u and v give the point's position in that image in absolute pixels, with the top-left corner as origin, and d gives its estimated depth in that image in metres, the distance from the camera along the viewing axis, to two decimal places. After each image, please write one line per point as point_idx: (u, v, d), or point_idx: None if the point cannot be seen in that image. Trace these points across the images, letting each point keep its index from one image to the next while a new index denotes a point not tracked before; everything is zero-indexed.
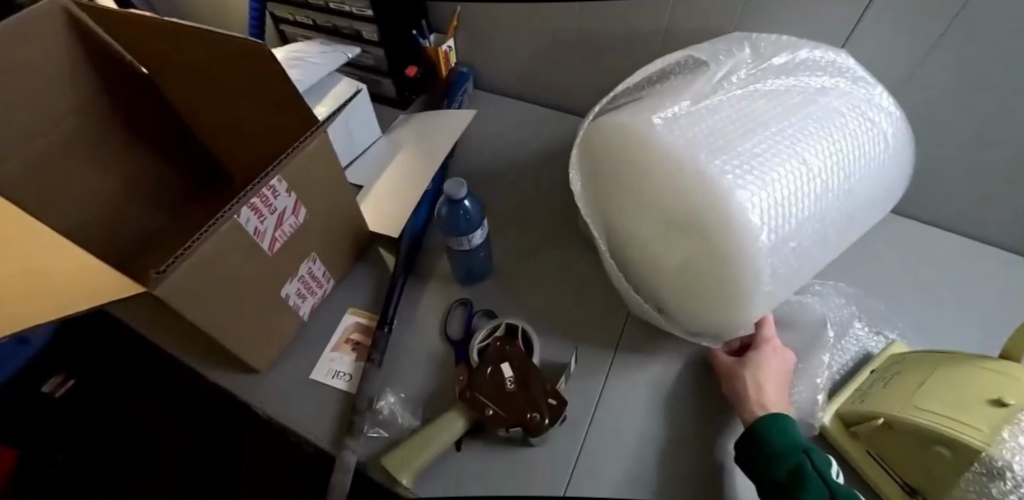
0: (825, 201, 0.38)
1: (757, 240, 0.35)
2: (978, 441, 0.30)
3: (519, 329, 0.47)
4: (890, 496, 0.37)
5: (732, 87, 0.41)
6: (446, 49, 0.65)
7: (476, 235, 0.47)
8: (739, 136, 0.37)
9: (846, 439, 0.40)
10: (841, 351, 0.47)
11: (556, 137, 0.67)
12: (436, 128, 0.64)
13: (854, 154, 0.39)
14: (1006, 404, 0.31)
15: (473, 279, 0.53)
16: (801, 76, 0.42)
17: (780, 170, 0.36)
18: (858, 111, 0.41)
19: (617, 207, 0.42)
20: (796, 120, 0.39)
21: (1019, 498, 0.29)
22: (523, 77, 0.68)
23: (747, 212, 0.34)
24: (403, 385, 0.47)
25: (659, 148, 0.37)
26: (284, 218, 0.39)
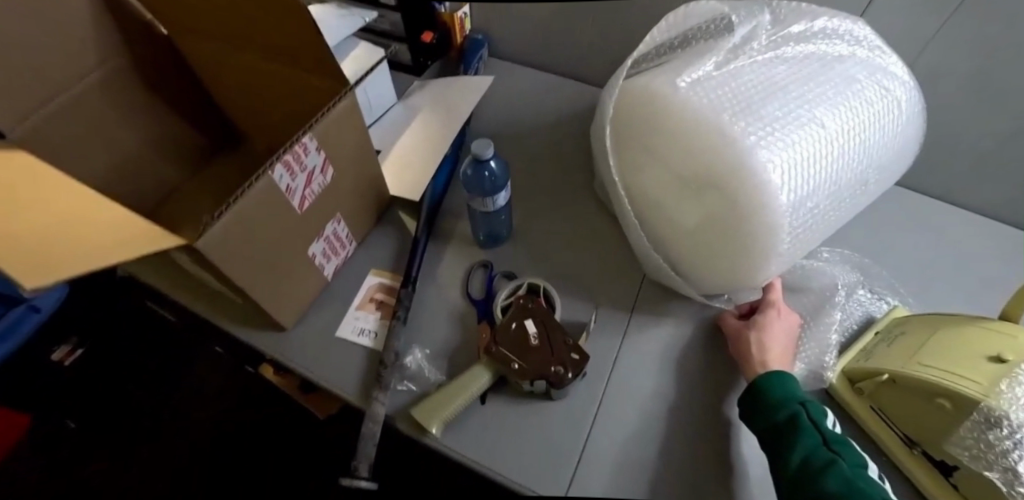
0: (843, 163, 0.41)
1: (778, 198, 0.38)
2: (979, 394, 0.35)
3: (541, 288, 0.51)
4: (891, 447, 0.43)
5: (755, 52, 0.43)
6: (462, 16, 0.70)
7: (500, 196, 0.48)
8: (761, 100, 0.40)
9: (852, 396, 0.46)
10: (847, 313, 0.51)
11: (570, 105, 0.70)
12: (454, 95, 0.67)
13: (871, 119, 0.42)
14: (1005, 361, 0.37)
15: (492, 242, 0.57)
16: (819, 44, 0.43)
17: (799, 132, 0.39)
18: (874, 78, 0.43)
19: (643, 168, 0.45)
20: (817, 86, 0.41)
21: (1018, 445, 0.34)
22: (538, 45, 0.72)
23: (769, 172, 0.37)
24: (427, 343, 0.50)
25: (686, 112, 0.40)
26: (312, 176, 0.45)
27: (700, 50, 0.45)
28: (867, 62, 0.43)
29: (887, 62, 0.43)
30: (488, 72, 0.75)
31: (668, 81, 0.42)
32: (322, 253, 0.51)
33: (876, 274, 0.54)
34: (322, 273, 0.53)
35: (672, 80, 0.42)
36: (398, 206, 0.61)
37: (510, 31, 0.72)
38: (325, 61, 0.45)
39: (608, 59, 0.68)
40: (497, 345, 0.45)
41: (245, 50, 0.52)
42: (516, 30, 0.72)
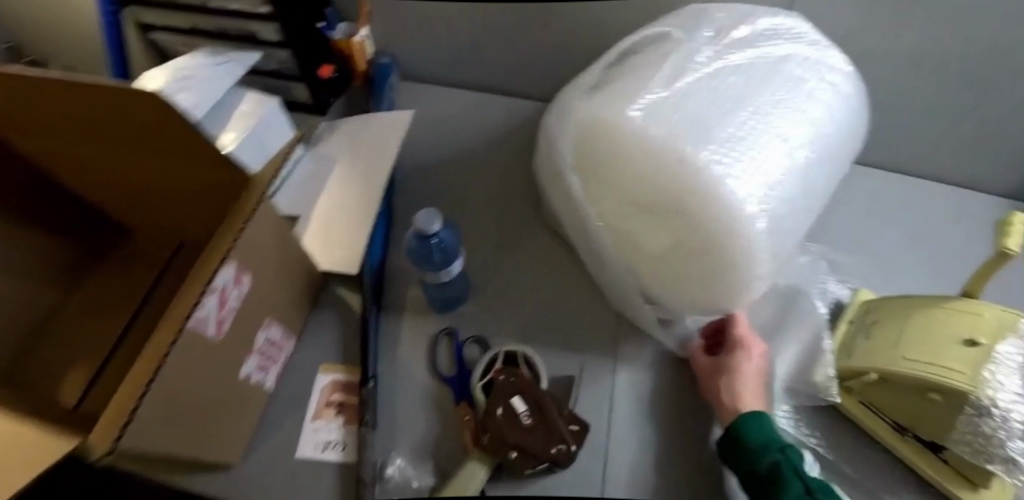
0: (806, 170, 0.40)
1: (753, 221, 0.36)
2: (966, 385, 0.32)
3: (520, 355, 0.45)
4: (882, 438, 0.41)
5: (698, 66, 0.40)
6: (360, 41, 0.60)
7: (455, 266, 0.43)
8: (719, 120, 0.37)
9: (838, 394, 0.42)
10: (815, 304, 0.49)
11: (502, 126, 0.64)
12: (372, 137, 0.59)
13: (821, 120, 0.40)
14: (978, 343, 0.34)
15: (450, 306, 0.51)
16: (762, 47, 0.42)
17: (762, 149, 0.37)
18: (818, 76, 0.41)
19: (605, 203, 0.40)
20: (765, 95, 0.39)
21: (1009, 427, 0.32)
22: (455, 64, 0.65)
23: (741, 198, 0.35)
24: (406, 443, 0.44)
25: (643, 142, 0.36)
26: (226, 295, 0.36)
27: (642, 69, 0.41)
28: (809, 59, 0.42)
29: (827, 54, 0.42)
30: (403, 99, 0.67)
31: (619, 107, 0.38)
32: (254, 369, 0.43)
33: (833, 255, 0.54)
34: (261, 389, 0.45)
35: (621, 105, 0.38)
36: (336, 282, 0.54)
37: (421, 51, 0.64)
38: (214, 148, 0.37)
39: (534, 72, 0.63)
40: (491, 434, 0.39)
41: (99, 138, 0.41)
42: (427, 49, 0.64)
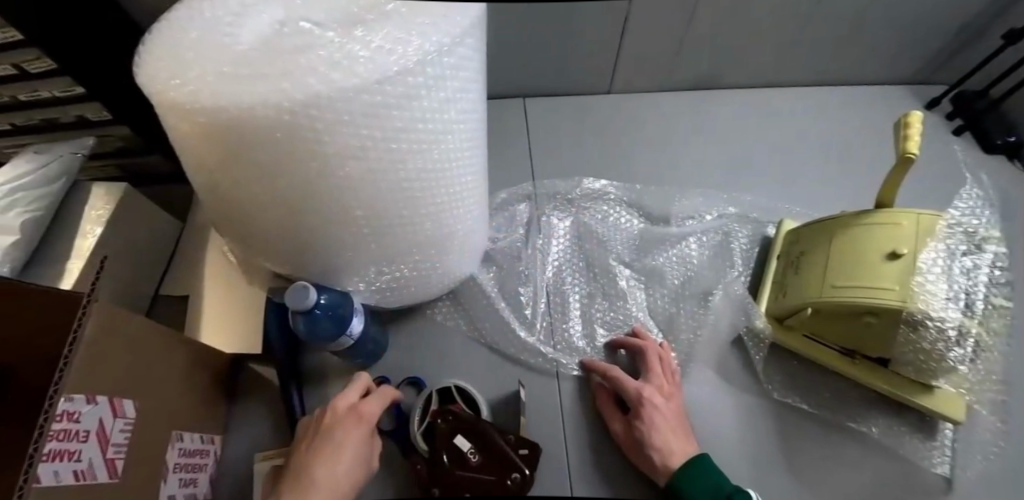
0: (387, 197, 0.41)
1: (369, 240, 0.44)
2: (898, 301, 0.44)
3: (453, 390, 0.51)
4: (828, 359, 0.53)
5: (199, 56, 0.36)
6: (500, 59, 0.69)
7: (353, 326, 0.49)
8: (288, 191, 0.39)
9: (783, 334, 0.55)
10: (948, 343, 0.45)
11: (600, 152, 0.71)
12: (502, 151, 0.70)
13: (321, 159, 0.35)
14: (902, 253, 0.46)
15: (378, 354, 0.56)
16: (301, 135, 0.33)
17: (350, 210, 0.41)
18: (438, 130, 0.40)
19: (276, 232, 0.44)
20: (222, 92, 0.32)
21: (932, 330, 0.44)
22: (574, 78, 0.73)
23: (335, 235, 0.43)
24: (430, 398, 0.51)
25: (277, 199, 0.39)
26: (103, 421, 0.39)
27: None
28: (447, 93, 0.39)
29: (440, 81, 0.37)
30: (519, 112, 0.75)
31: (170, 77, 0.35)
32: (342, 320, 0.48)
33: (466, 197, 0.49)
34: (342, 346, 0.50)
35: (198, 23, 0.39)
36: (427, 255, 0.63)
37: (549, 72, 0.72)
38: (234, 202, 0.42)
39: (601, 157, 0.70)
40: (642, 426, 0.47)
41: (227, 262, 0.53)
42: (555, 66, 0.71)
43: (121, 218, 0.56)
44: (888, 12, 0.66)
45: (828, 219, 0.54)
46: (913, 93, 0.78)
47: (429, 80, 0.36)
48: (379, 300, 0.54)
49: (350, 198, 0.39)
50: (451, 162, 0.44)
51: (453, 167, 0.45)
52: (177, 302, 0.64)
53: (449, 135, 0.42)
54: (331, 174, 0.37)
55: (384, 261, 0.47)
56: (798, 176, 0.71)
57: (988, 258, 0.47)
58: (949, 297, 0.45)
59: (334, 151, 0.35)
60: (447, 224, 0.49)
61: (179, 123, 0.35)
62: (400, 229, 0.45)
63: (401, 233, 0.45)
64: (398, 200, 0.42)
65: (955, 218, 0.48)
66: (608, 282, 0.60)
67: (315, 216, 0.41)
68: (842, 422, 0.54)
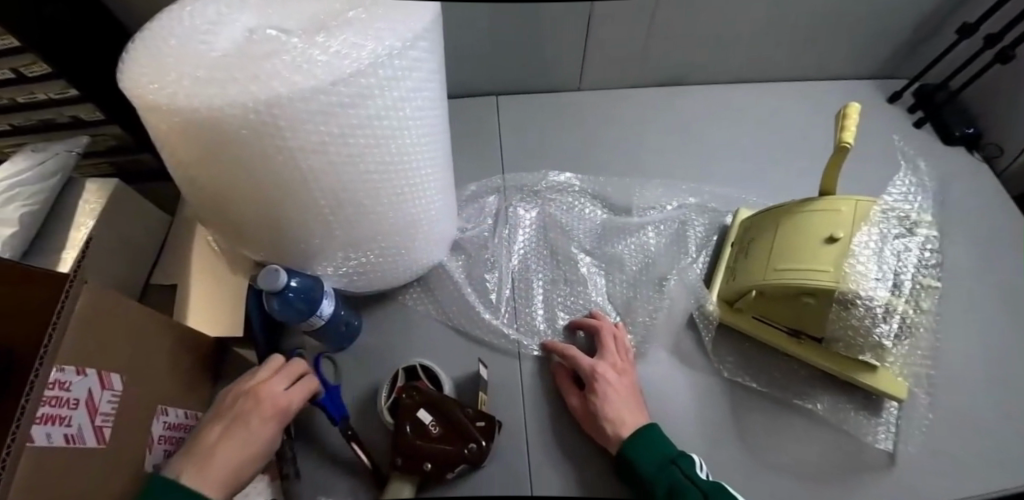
0: (348, 188, 0.44)
1: (333, 228, 0.47)
2: (830, 282, 0.47)
3: (418, 368, 0.55)
4: (776, 340, 0.56)
5: (171, 60, 0.39)
6: (470, 59, 0.73)
7: (324, 308, 0.52)
8: (252, 188, 0.41)
9: (734, 317, 0.58)
10: (878, 320, 0.47)
11: (567, 145, 0.74)
12: (473, 145, 0.74)
13: (282, 155, 0.38)
14: (838, 237, 0.49)
15: (351, 336, 0.59)
16: (263, 133, 0.35)
17: (311, 200, 0.43)
18: (393, 126, 0.43)
19: (245, 224, 0.46)
20: (191, 95, 0.34)
21: (862, 309, 0.47)
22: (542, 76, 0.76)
23: (301, 224, 0.46)
24: (397, 376, 0.55)
25: (243, 193, 0.42)
26: (92, 393, 0.44)
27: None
28: (400, 91, 0.41)
29: (393, 81, 0.40)
30: (491, 108, 0.78)
31: (140, 75, 0.39)
32: (313, 302, 0.51)
33: (424, 188, 0.52)
34: (314, 326, 0.53)
35: (178, 31, 0.42)
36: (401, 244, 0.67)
37: (518, 71, 0.76)
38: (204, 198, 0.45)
39: (568, 150, 0.73)
40: (596, 400, 0.50)
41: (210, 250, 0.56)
42: (523, 65, 0.75)
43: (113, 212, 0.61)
44: (840, 9, 0.68)
45: (776, 206, 0.57)
46: (876, 87, 0.81)
47: (382, 81, 0.39)
48: (351, 285, 0.57)
49: (314, 190, 0.42)
50: (408, 155, 0.47)
51: (409, 161, 0.48)
52: (167, 290, 0.68)
53: (405, 130, 0.45)
54: (299, 170, 0.40)
55: (349, 248, 0.51)
56: (760, 167, 0.73)
57: (918, 239, 0.49)
58: (877, 277, 0.47)
59: (295, 148, 0.38)
60: (407, 213, 0.52)
61: (152, 121, 0.37)
62: (362, 216, 0.48)
63: (364, 221, 0.49)
64: (360, 190, 0.45)
65: (888, 204, 0.51)
66: (570, 269, 0.63)
67: (283, 208, 0.44)
68: (791, 399, 0.56)
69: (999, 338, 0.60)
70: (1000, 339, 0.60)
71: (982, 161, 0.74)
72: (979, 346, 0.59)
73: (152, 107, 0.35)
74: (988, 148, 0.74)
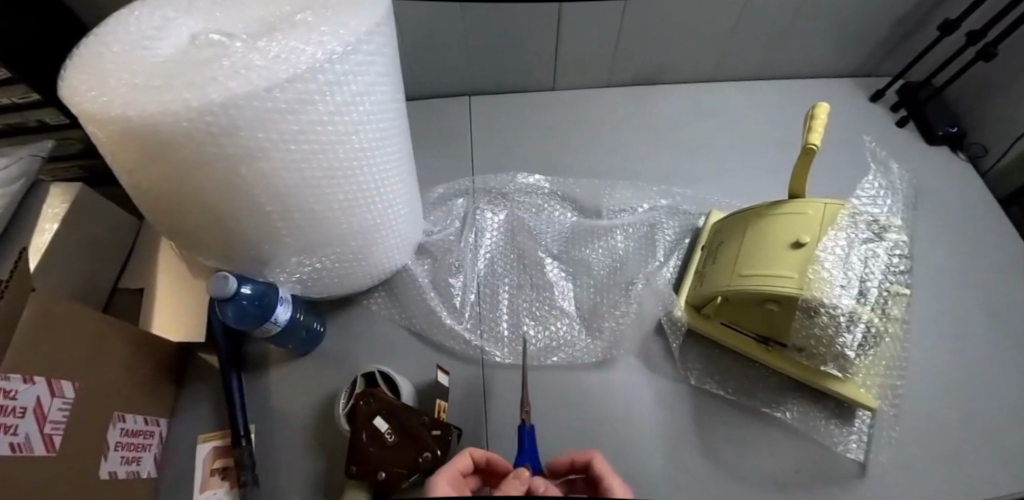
0: (295, 193, 0.43)
1: (285, 233, 0.47)
2: (795, 288, 0.45)
3: (377, 374, 0.54)
4: (744, 346, 0.55)
5: (103, 60, 0.37)
6: (440, 60, 0.72)
7: (279, 313, 0.52)
8: (194, 195, 0.40)
9: (702, 323, 0.57)
10: (845, 329, 0.46)
11: (539, 147, 0.74)
12: (443, 148, 0.73)
13: (220, 163, 0.36)
14: (804, 242, 0.47)
15: (313, 342, 0.59)
16: (196, 141, 0.34)
17: (257, 206, 0.42)
18: (341, 130, 0.41)
19: (194, 233, 0.45)
20: (128, 102, 0.33)
21: (827, 316, 0.45)
22: (515, 77, 0.76)
23: (251, 230, 0.45)
24: (356, 383, 0.54)
25: (187, 202, 0.41)
26: (41, 401, 0.43)
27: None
28: (347, 96, 0.40)
29: (336, 85, 0.38)
30: (463, 110, 0.77)
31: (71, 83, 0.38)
32: (267, 308, 0.50)
33: (380, 193, 0.51)
34: (270, 332, 0.53)
35: (122, 38, 0.38)
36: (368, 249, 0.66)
37: (490, 71, 0.75)
38: (147, 208, 0.44)
39: (540, 152, 0.72)
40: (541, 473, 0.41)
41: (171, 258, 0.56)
42: (495, 66, 0.74)
43: (76, 217, 0.60)
44: (821, 5, 0.66)
45: (747, 209, 0.55)
46: (859, 85, 0.79)
47: (324, 86, 0.37)
48: (310, 289, 0.56)
49: (261, 198, 0.41)
50: (360, 159, 0.46)
51: (360, 166, 0.46)
52: (135, 296, 0.68)
53: (354, 134, 0.43)
54: (241, 180, 0.39)
55: (305, 254, 0.50)
56: (736, 168, 0.72)
57: (887, 245, 0.48)
58: (844, 285, 0.46)
59: (233, 159, 0.36)
60: (361, 217, 0.51)
61: (92, 129, 0.35)
62: (315, 221, 0.47)
63: (316, 226, 0.48)
64: (309, 197, 0.44)
65: (858, 208, 0.49)
66: (537, 273, 0.63)
67: (226, 215, 0.42)
68: (760, 408, 0.55)
69: (974, 342, 0.59)
70: (976, 344, 0.58)
71: (967, 162, 0.72)
72: (953, 352, 0.58)
73: (87, 113, 0.34)
74: (974, 148, 0.72)
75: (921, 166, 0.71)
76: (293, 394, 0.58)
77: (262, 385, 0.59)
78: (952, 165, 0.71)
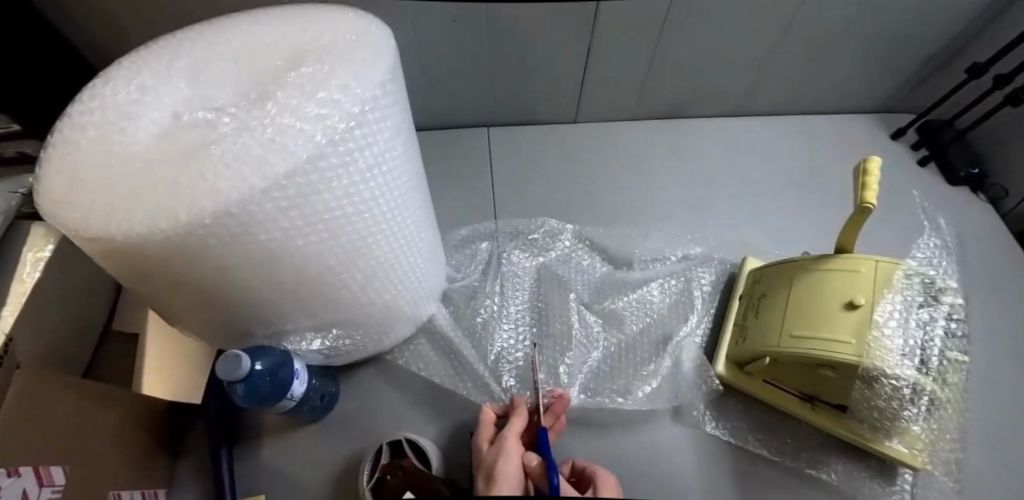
0: (319, 279, 0.37)
1: (299, 316, 0.41)
2: (856, 356, 0.44)
3: (404, 442, 0.50)
4: (788, 405, 0.52)
5: (77, 144, 0.29)
6: (459, 91, 0.68)
7: (295, 389, 0.46)
8: (188, 296, 0.33)
9: (742, 378, 0.55)
10: (909, 398, 0.45)
11: (562, 183, 0.71)
12: (461, 185, 0.70)
13: (223, 266, 0.30)
14: (859, 304, 0.45)
15: (327, 407, 0.54)
16: (204, 254, 0.28)
17: (269, 299, 0.36)
18: (369, 203, 0.35)
19: (187, 322, 0.39)
20: (122, 199, 0.27)
21: (891, 384, 0.44)
22: (535, 109, 0.73)
23: (259, 317, 0.39)
24: (379, 451, 0.50)
25: (176, 300, 0.34)
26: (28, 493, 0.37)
27: (288, 14, 0.37)
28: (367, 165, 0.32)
29: (352, 161, 0.30)
30: (482, 142, 0.74)
31: None
32: (283, 382, 0.44)
33: (404, 257, 0.46)
34: (284, 408, 0.47)
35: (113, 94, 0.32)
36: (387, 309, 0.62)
37: (510, 104, 0.72)
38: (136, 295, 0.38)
39: (563, 189, 0.70)
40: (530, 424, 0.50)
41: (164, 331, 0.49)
42: (516, 98, 0.71)
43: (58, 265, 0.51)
44: (851, 43, 0.65)
45: (788, 261, 0.53)
46: (878, 122, 0.79)
47: (336, 166, 0.29)
48: (333, 359, 0.52)
49: (282, 291, 0.36)
50: (390, 227, 0.40)
51: (373, 242, 0.39)
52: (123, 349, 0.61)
53: (389, 201, 0.38)
54: (251, 280, 0.33)
55: (320, 328, 0.45)
56: (765, 208, 0.70)
57: (944, 310, 0.47)
58: (905, 353, 0.44)
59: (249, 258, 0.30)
60: (392, 280, 0.46)
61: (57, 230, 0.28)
62: (332, 300, 0.41)
63: (336, 303, 0.42)
64: (333, 282, 0.38)
65: (913, 268, 0.47)
66: (567, 325, 0.60)
67: (229, 306, 0.35)
68: (803, 469, 0.53)
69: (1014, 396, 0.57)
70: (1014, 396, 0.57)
71: (986, 203, 0.72)
72: (991, 406, 0.57)
73: (65, 214, 0.27)
74: (994, 190, 0.72)
75: (944, 208, 0.71)
76: (306, 463, 0.53)
77: (275, 452, 0.54)
78: (974, 207, 0.71)
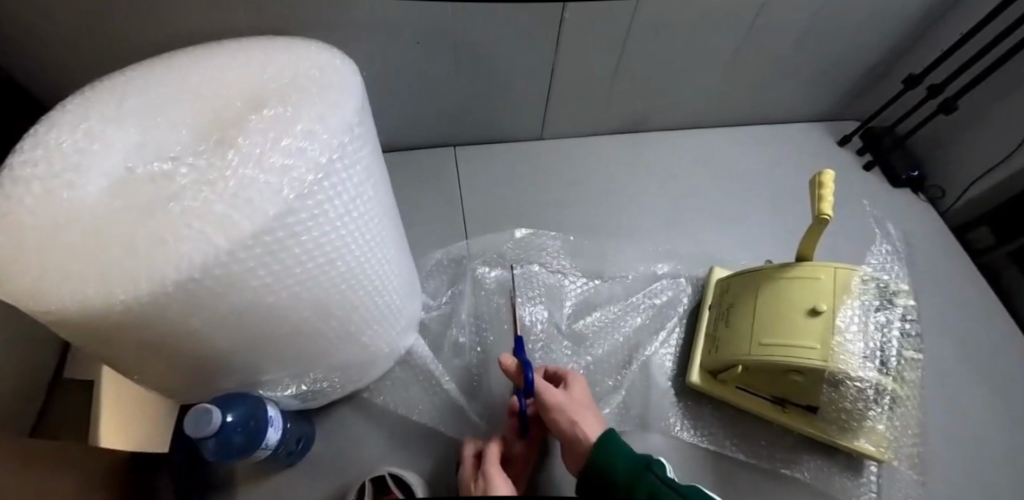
0: (295, 328, 0.36)
1: (273, 365, 0.40)
2: (821, 360, 0.46)
3: (388, 477, 0.48)
4: (759, 408, 0.54)
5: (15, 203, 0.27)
6: (424, 113, 0.68)
7: (270, 436, 0.44)
8: (153, 355, 0.31)
9: (715, 385, 0.56)
10: (872, 398, 0.47)
11: (532, 202, 0.71)
12: (430, 208, 0.69)
13: (189, 327, 0.28)
14: (821, 311, 0.47)
15: (303, 449, 0.52)
16: (170, 317, 0.27)
17: (240, 352, 0.35)
18: (343, 249, 0.34)
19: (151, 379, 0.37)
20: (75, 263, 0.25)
21: (855, 385, 0.47)
22: (502, 127, 0.73)
23: (230, 369, 0.37)
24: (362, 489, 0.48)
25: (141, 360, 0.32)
26: None
27: (246, 51, 0.36)
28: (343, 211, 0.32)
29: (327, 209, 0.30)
30: (450, 163, 0.73)
31: None
32: (256, 431, 0.42)
33: (381, 294, 0.45)
34: (258, 457, 0.45)
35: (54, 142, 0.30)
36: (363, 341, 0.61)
37: (476, 124, 0.72)
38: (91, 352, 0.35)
39: (534, 207, 0.70)
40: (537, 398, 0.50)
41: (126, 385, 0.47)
42: (482, 117, 0.71)
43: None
44: (797, 58, 0.69)
45: (753, 270, 0.55)
46: (826, 129, 0.83)
47: (310, 216, 0.29)
48: (309, 401, 0.51)
49: (253, 344, 0.34)
50: (364, 269, 0.39)
51: (347, 285, 0.38)
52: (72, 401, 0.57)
53: (362, 244, 0.37)
54: (220, 337, 0.31)
55: (295, 374, 0.43)
56: (727, 217, 0.73)
57: (899, 311, 0.50)
58: (866, 356, 0.47)
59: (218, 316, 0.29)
60: (369, 318, 0.45)
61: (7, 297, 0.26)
62: (308, 346, 0.40)
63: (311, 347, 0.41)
64: (308, 329, 0.37)
65: (868, 274, 0.50)
66: (546, 346, 0.60)
67: (194, 359, 0.33)
68: (778, 469, 0.55)
69: (961, 384, 0.62)
70: (961, 383, 0.62)
71: (927, 203, 0.77)
72: (942, 395, 0.61)
73: (5, 281, 0.25)
74: (932, 190, 0.77)
75: (890, 210, 0.75)
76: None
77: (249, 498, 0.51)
78: (916, 207, 0.76)
